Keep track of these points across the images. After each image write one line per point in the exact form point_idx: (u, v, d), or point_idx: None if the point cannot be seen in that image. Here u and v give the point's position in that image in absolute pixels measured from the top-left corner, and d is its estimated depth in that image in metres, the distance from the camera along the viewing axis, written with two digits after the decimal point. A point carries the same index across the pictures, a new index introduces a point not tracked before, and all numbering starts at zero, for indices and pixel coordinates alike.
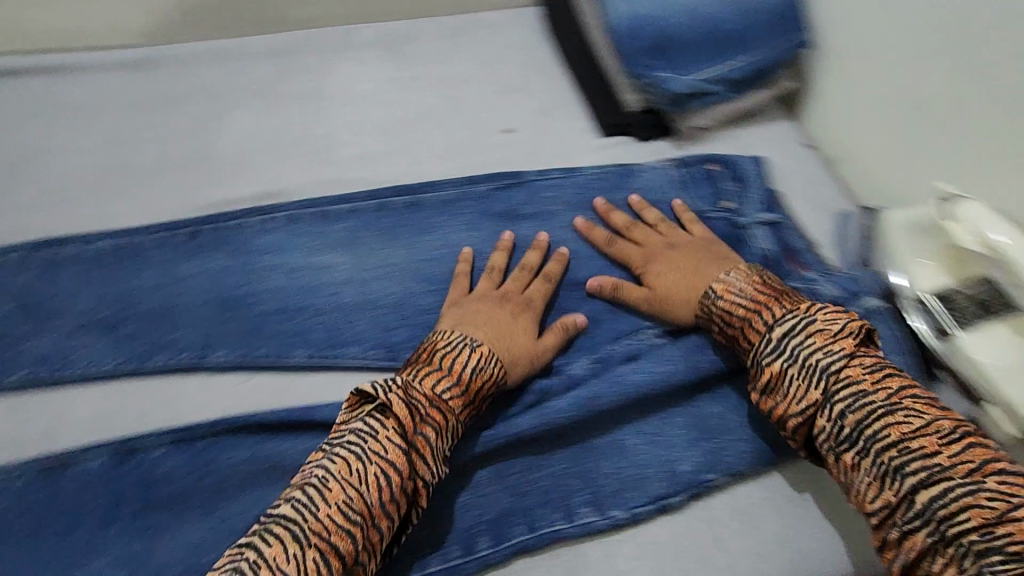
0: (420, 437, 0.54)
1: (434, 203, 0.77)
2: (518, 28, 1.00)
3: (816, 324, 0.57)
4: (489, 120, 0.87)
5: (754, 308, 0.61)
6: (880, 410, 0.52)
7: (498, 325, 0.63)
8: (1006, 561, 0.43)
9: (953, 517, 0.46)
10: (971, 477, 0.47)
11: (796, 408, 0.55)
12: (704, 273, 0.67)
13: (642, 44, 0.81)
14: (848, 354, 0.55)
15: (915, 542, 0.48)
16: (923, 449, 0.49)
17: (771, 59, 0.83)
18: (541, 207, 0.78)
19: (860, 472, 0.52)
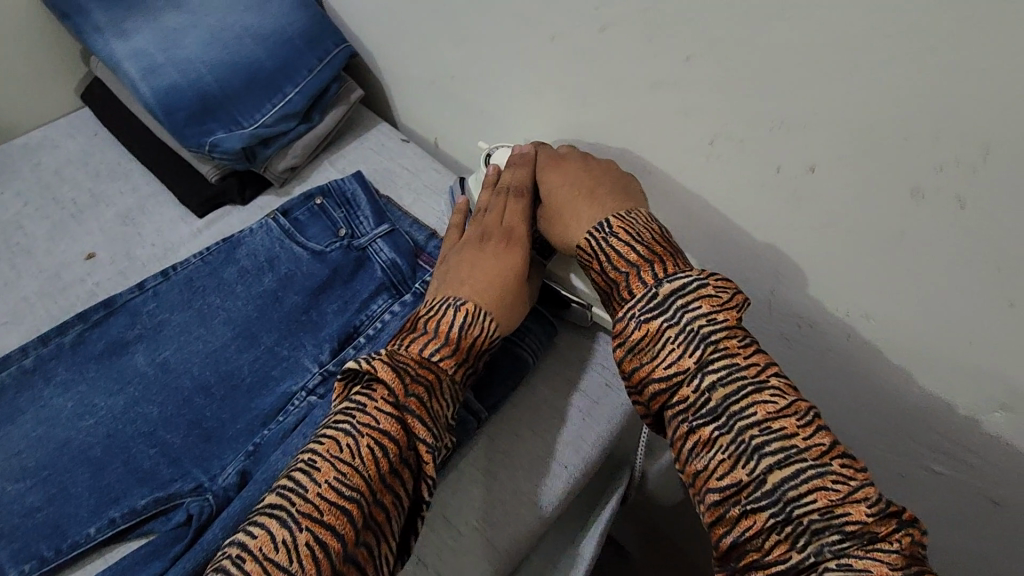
0: (413, 400, 0.52)
1: (11, 381, 0.65)
2: (72, 137, 0.89)
3: (708, 290, 0.52)
4: (63, 256, 0.77)
5: (648, 256, 0.55)
6: (742, 385, 0.48)
7: (477, 273, 0.61)
8: (841, 539, 0.42)
9: (799, 497, 0.44)
10: (822, 459, 0.45)
11: (663, 372, 0.50)
12: (597, 202, 0.60)
13: (183, 116, 0.77)
14: (728, 326, 0.50)
15: (757, 520, 0.45)
16: (783, 430, 0.46)
17: (321, 79, 0.83)
18: (146, 323, 0.70)
19: (714, 447, 0.47)
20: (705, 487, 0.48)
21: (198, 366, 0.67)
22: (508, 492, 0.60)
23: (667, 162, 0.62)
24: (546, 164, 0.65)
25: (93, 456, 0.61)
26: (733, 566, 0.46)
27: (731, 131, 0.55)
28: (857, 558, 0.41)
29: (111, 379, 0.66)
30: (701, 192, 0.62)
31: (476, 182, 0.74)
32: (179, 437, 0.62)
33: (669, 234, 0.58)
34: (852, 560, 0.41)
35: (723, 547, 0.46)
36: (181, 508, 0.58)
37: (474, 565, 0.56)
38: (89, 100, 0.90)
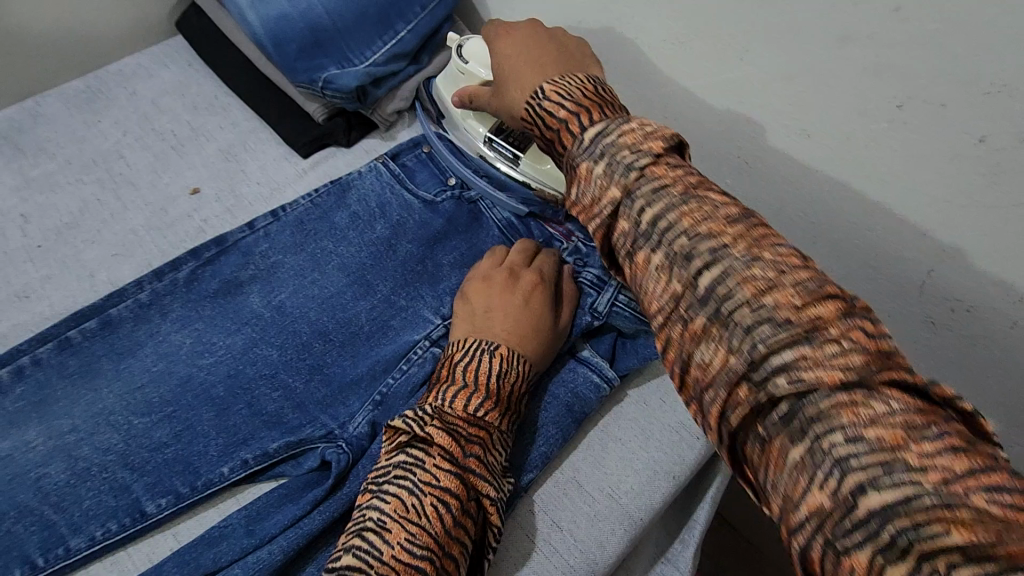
0: (472, 459, 0.49)
1: (129, 315, 0.64)
2: (166, 67, 0.85)
3: (631, 124, 0.43)
4: (167, 190, 0.74)
5: (577, 108, 0.46)
6: (666, 199, 0.40)
7: (509, 320, 0.57)
8: (777, 330, 0.34)
9: (732, 296, 0.36)
10: (751, 251, 0.37)
11: (597, 208, 0.42)
12: (542, 71, 0.52)
13: (294, 50, 0.73)
14: (655, 152, 0.42)
15: (698, 335, 0.37)
16: (711, 234, 0.38)
17: (435, 18, 0.79)
18: (260, 265, 0.68)
19: (651, 269, 0.39)
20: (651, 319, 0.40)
21: (315, 312, 0.65)
22: (641, 460, 0.59)
23: (830, 125, 0.59)
24: (492, 40, 0.57)
25: (216, 395, 0.60)
26: (692, 398, 0.37)
27: (932, 93, 0.51)
28: (803, 366, 0.33)
29: (228, 319, 0.64)
30: (866, 159, 0.58)
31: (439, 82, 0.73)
32: (302, 381, 0.61)
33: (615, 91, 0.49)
34: (797, 364, 0.33)
35: (678, 376, 0.38)
36: (313, 453, 0.57)
37: (611, 529, 0.55)
38: (187, 30, 0.86)
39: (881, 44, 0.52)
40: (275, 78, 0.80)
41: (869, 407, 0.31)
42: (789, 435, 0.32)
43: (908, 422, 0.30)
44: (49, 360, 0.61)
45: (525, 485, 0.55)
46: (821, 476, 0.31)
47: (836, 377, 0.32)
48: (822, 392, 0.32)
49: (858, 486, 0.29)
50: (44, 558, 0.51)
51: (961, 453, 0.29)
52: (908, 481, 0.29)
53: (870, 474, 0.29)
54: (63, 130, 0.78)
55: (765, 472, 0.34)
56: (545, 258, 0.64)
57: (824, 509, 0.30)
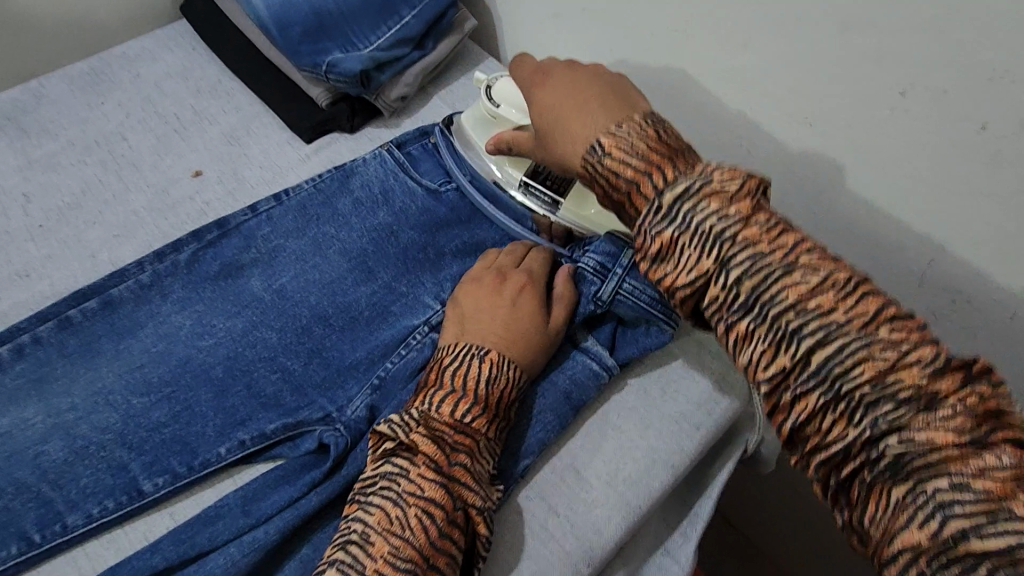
0: (457, 468, 0.48)
1: (129, 295, 0.63)
2: (170, 51, 0.85)
3: (711, 184, 0.44)
4: (169, 173, 0.74)
5: (645, 168, 0.46)
6: (768, 269, 0.41)
7: (499, 324, 0.57)
8: (898, 407, 0.37)
9: (848, 374, 0.38)
10: (866, 329, 0.39)
11: (684, 279, 0.43)
12: (591, 117, 0.51)
13: (298, 33, 0.73)
14: (743, 218, 0.43)
15: (809, 404, 0.39)
16: (820, 308, 0.40)
17: (439, 4, 0.78)
18: (261, 248, 0.68)
19: (754, 339, 0.41)
20: (753, 382, 0.42)
21: (316, 296, 0.65)
22: (641, 449, 0.59)
23: (836, 114, 0.59)
24: (529, 88, 0.57)
25: (215, 376, 0.60)
26: (799, 451, 0.41)
27: (937, 79, 0.51)
28: (919, 429, 0.36)
29: (228, 301, 0.64)
30: (873, 148, 0.58)
31: (469, 115, 0.73)
32: (301, 364, 0.61)
33: (674, 132, 0.49)
34: (912, 429, 0.37)
35: (782, 435, 0.41)
36: (310, 436, 0.57)
37: (608, 518, 0.55)
38: (192, 12, 0.86)
39: (884, 31, 0.52)
40: (279, 61, 0.79)
41: (978, 460, 0.35)
42: (892, 479, 0.36)
43: (1016, 476, 0.34)
44: (49, 339, 0.61)
45: (521, 472, 0.55)
46: (923, 521, 0.34)
47: (947, 440, 0.36)
48: (930, 452, 0.36)
49: (962, 530, 0.33)
50: (42, 534, 0.52)
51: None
52: (1017, 531, 0.32)
53: (974, 520, 0.33)
54: (67, 112, 0.78)
55: (864, 511, 0.38)
56: (537, 258, 0.63)
57: (919, 546, 0.34)
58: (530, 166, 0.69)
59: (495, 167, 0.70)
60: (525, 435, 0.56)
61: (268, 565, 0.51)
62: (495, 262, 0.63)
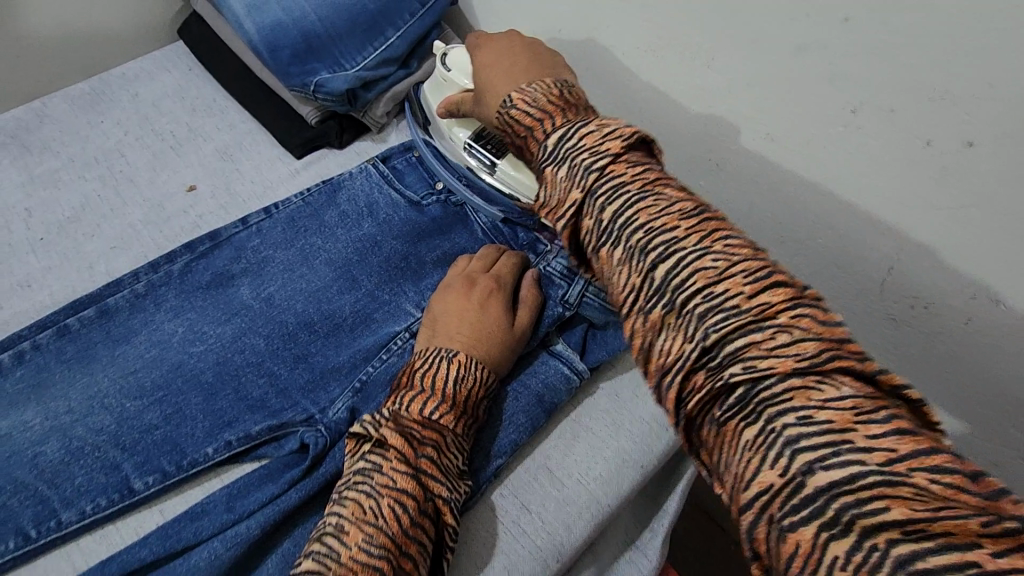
0: (425, 460, 0.52)
1: (125, 304, 0.67)
2: (167, 71, 0.89)
3: (590, 127, 0.48)
4: (164, 187, 0.78)
5: (540, 115, 0.51)
6: (626, 197, 0.44)
7: (467, 327, 0.60)
8: (728, 318, 0.39)
9: (684, 286, 0.40)
10: (705, 243, 0.42)
11: (562, 209, 0.47)
12: (509, 77, 0.56)
13: (288, 55, 0.77)
14: (612, 155, 0.46)
15: (658, 321, 0.41)
16: (666, 227, 0.43)
17: (423, 24, 0.82)
18: (250, 259, 0.71)
19: (616, 266, 0.44)
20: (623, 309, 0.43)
21: (301, 304, 0.68)
22: (612, 449, 0.61)
23: (796, 130, 0.62)
24: (473, 47, 0.63)
25: (205, 381, 0.63)
26: (652, 379, 0.42)
27: (884, 98, 0.55)
28: (753, 350, 0.37)
29: (218, 310, 0.67)
30: (831, 161, 0.61)
31: (428, 89, 0.74)
32: (287, 369, 0.64)
33: (578, 93, 0.53)
34: (747, 351, 0.37)
35: (643, 364, 0.42)
36: (293, 436, 0.60)
37: (578, 514, 0.58)
38: (189, 34, 0.90)
39: (839, 53, 0.55)
40: (270, 80, 0.83)
41: (819, 392, 0.35)
42: (743, 418, 0.36)
43: (855, 406, 0.34)
44: (48, 346, 0.64)
45: (492, 472, 0.58)
46: (774, 456, 0.34)
47: (786, 365, 0.36)
48: (773, 379, 0.36)
49: (809, 464, 0.33)
50: (36, 530, 0.54)
51: (904, 434, 0.33)
52: (853, 461, 0.32)
53: (820, 453, 0.33)
54: (68, 129, 0.82)
55: (722, 453, 0.37)
56: (503, 262, 0.66)
57: (774, 486, 0.34)
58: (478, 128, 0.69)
59: (447, 133, 0.72)
60: (496, 434, 0.59)
61: (249, 558, 0.53)
62: (463, 268, 0.66)
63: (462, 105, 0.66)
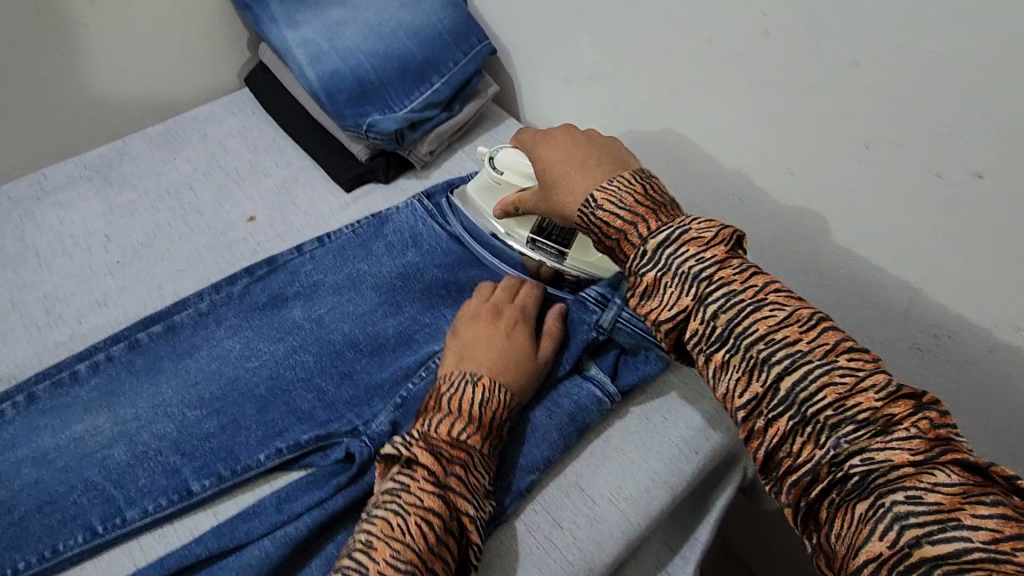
0: (452, 478, 0.54)
1: (189, 321, 0.73)
2: (233, 114, 0.98)
3: (690, 233, 0.52)
4: (227, 217, 0.85)
5: (632, 218, 0.55)
6: (742, 305, 0.49)
7: (495, 352, 0.63)
8: (857, 429, 0.43)
9: (813, 399, 0.45)
10: (828, 358, 0.45)
11: (667, 315, 0.51)
12: (589, 174, 0.61)
13: (343, 99, 0.84)
14: (718, 261, 0.50)
15: (778, 429, 0.46)
16: (786, 338, 0.47)
17: (465, 71, 0.89)
18: (303, 283, 0.77)
19: (730, 368, 0.48)
20: (731, 406, 0.49)
21: (348, 325, 0.73)
22: (641, 470, 0.63)
23: (813, 164, 0.65)
24: (535, 146, 0.68)
25: (259, 394, 0.67)
26: (774, 476, 0.47)
27: (894, 133, 0.58)
28: (875, 450, 0.42)
29: (272, 329, 0.73)
30: (848, 191, 0.64)
31: (477, 185, 0.80)
32: (334, 385, 0.68)
33: (658, 188, 0.58)
34: (873, 454, 0.42)
35: (759, 459, 0.47)
36: (339, 446, 0.63)
37: (608, 532, 0.59)
38: (252, 81, 0.99)
39: (853, 94, 0.59)
40: (324, 122, 0.91)
41: (930, 477, 0.41)
42: (858, 497, 0.42)
43: (964, 491, 0.39)
44: (118, 359, 0.70)
45: (525, 486, 0.60)
46: (884, 533, 0.40)
47: (905, 459, 0.41)
48: (887, 468, 0.42)
49: (917, 538, 0.38)
50: (103, 526, 0.59)
51: (1008, 518, 0.38)
52: (966, 538, 0.37)
53: (926, 529, 0.38)
54: (144, 165, 0.90)
55: (832, 527, 0.43)
56: (528, 293, 0.69)
57: (880, 554, 0.39)
58: (535, 224, 0.75)
59: (507, 232, 0.77)
60: (520, 450, 0.62)
61: (295, 558, 0.57)
62: (489, 297, 0.70)
63: (521, 205, 0.72)
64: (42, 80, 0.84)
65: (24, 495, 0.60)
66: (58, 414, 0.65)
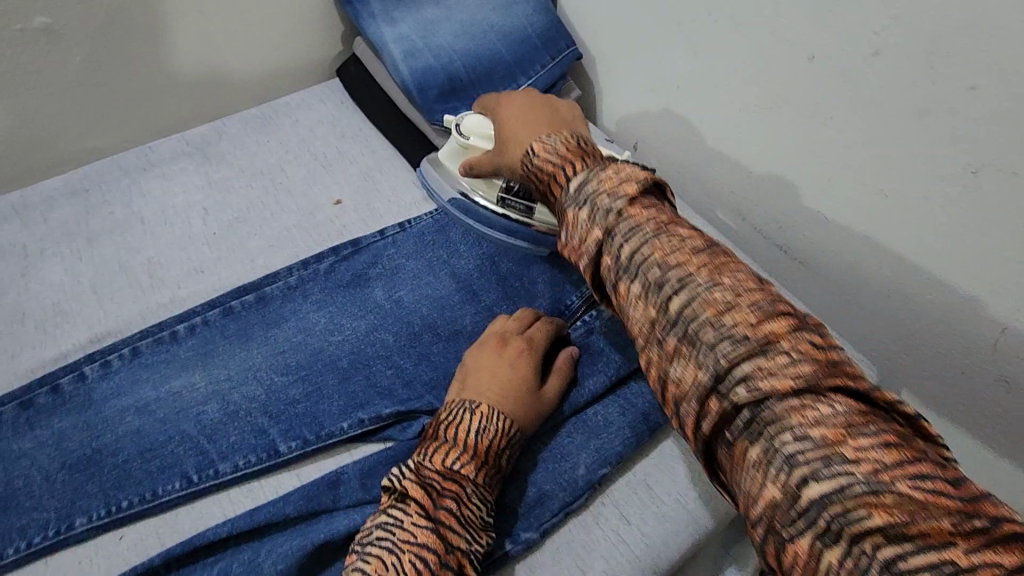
0: (444, 511, 0.53)
1: (280, 294, 0.77)
2: (323, 102, 1.03)
3: (607, 173, 0.52)
4: (315, 199, 0.89)
5: (560, 162, 0.55)
6: (642, 235, 0.48)
7: (496, 380, 0.61)
8: (744, 350, 0.42)
9: (704, 324, 0.44)
10: (719, 283, 0.45)
11: (581, 248, 0.51)
12: (533, 130, 0.61)
13: (434, 94, 0.88)
14: (629, 197, 0.50)
15: (683, 353, 0.45)
16: (683, 268, 0.47)
17: (552, 73, 0.92)
18: (386, 265, 0.80)
19: (634, 298, 0.48)
20: (641, 338, 0.48)
21: (426, 308, 0.75)
22: (711, 473, 0.63)
23: (908, 186, 0.65)
24: (496, 108, 0.68)
25: (341, 367, 0.71)
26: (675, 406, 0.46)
27: (1002, 159, 0.57)
28: (760, 376, 0.41)
29: (355, 307, 0.76)
30: (946, 218, 0.63)
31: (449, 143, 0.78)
32: (411, 364, 0.71)
33: (591, 144, 0.58)
34: (755, 376, 0.41)
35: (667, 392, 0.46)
36: (417, 421, 0.67)
37: (676, 531, 0.60)
38: (343, 72, 1.04)
39: (961, 117, 0.59)
40: (412, 115, 0.95)
41: (815, 410, 0.39)
42: (750, 438, 0.40)
43: (849, 421, 0.38)
44: (214, 324, 0.74)
45: (597, 480, 0.61)
46: (777, 475, 0.38)
47: (788, 386, 0.40)
48: (774, 396, 0.40)
49: (802, 476, 0.37)
50: (198, 476, 0.63)
51: (891, 447, 0.37)
52: (846, 472, 0.36)
53: (812, 466, 0.37)
54: (240, 145, 0.96)
55: (735, 473, 0.42)
56: (538, 328, 0.68)
57: (776, 500, 0.38)
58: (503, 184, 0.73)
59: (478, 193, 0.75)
60: (597, 448, 0.63)
61: None
62: (500, 326, 0.69)
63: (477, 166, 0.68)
64: (158, 59, 0.90)
65: (128, 440, 0.65)
66: (159, 369, 0.70)
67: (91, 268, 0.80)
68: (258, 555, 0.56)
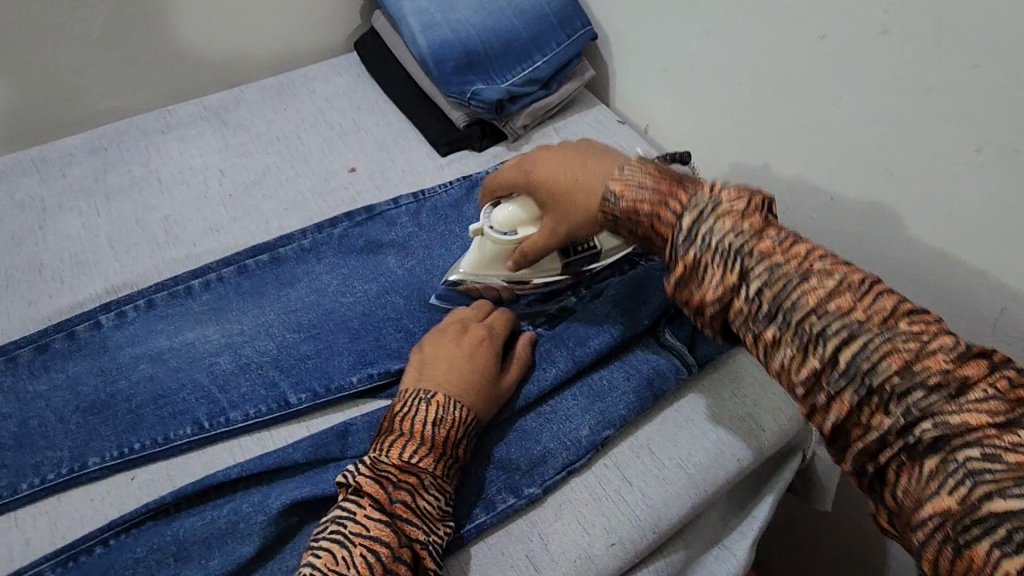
0: (400, 505, 0.53)
1: (293, 255, 0.78)
2: (339, 74, 1.04)
3: (723, 206, 0.50)
4: (330, 166, 0.90)
5: (659, 196, 0.54)
6: (787, 278, 0.46)
7: (451, 373, 0.61)
8: (926, 394, 0.41)
9: (876, 369, 0.42)
10: (886, 326, 0.44)
11: (713, 295, 0.48)
12: (599, 169, 0.59)
13: (450, 67, 0.89)
14: (756, 230, 0.49)
15: (842, 402, 0.43)
16: (840, 307, 0.45)
17: (567, 53, 0.92)
18: (398, 232, 0.81)
19: (782, 345, 0.46)
20: (787, 383, 0.46)
21: (437, 274, 0.77)
22: (712, 440, 0.65)
23: (915, 167, 0.66)
24: (526, 173, 0.63)
25: (352, 326, 0.72)
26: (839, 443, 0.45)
27: (1008, 136, 0.58)
28: (948, 414, 0.40)
29: (367, 270, 0.77)
30: (951, 198, 0.64)
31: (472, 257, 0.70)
32: (421, 326, 0.72)
33: (667, 168, 0.57)
34: (940, 413, 0.41)
35: (827, 433, 0.45)
36: None
37: (675, 493, 0.61)
38: (361, 45, 1.05)
39: (969, 96, 0.60)
40: (428, 88, 0.96)
41: (1011, 438, 0.39)
42: (936, 459, 0.40)
43: None
44: (228, 281, 0.75)
45: (602, 439, 0.63)
46: (957, 488, 0.38)
47: (983, 420, 0.40)
48: (967, 429, 0.40)
49: (985, 492, 0.37)
50: (209, 423, 0.64)
51: None
52: None
53: (1001, 484, 0.37)
54: (258, 112, 0.97)
55: (897, 483, 0.42)
56: (497, 318, 0.67)
57: (949, 510, 0.38)
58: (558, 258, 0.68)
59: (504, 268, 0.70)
60: (601, 407, 0.64)
61: None
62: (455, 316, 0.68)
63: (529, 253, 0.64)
64: (178, 23, 0.92)
65: (141, 386, 0.66)
66: (175, 320, 0.71)
67: (108, 223, 0.81)
68: (267, 496, 0.58)
